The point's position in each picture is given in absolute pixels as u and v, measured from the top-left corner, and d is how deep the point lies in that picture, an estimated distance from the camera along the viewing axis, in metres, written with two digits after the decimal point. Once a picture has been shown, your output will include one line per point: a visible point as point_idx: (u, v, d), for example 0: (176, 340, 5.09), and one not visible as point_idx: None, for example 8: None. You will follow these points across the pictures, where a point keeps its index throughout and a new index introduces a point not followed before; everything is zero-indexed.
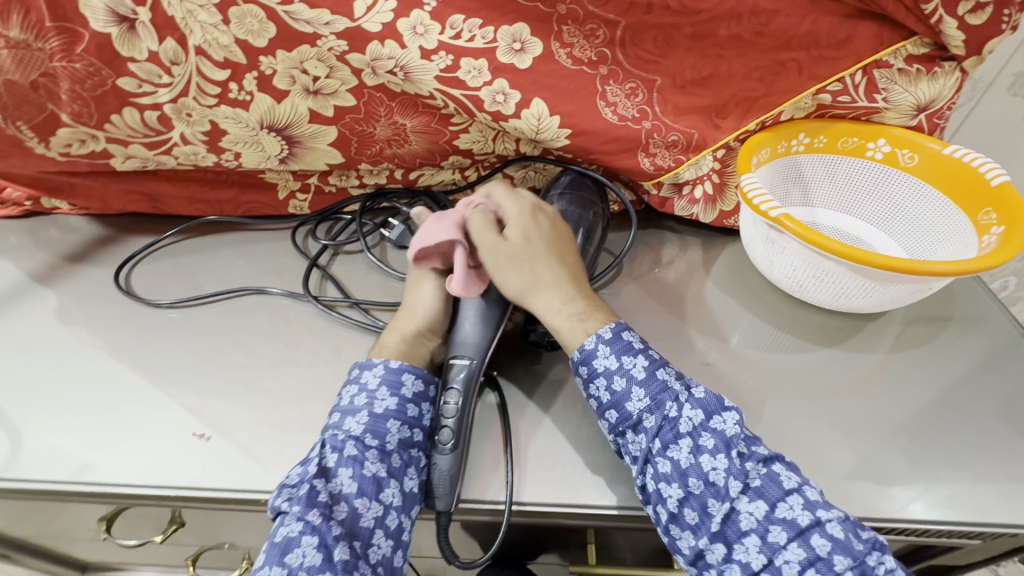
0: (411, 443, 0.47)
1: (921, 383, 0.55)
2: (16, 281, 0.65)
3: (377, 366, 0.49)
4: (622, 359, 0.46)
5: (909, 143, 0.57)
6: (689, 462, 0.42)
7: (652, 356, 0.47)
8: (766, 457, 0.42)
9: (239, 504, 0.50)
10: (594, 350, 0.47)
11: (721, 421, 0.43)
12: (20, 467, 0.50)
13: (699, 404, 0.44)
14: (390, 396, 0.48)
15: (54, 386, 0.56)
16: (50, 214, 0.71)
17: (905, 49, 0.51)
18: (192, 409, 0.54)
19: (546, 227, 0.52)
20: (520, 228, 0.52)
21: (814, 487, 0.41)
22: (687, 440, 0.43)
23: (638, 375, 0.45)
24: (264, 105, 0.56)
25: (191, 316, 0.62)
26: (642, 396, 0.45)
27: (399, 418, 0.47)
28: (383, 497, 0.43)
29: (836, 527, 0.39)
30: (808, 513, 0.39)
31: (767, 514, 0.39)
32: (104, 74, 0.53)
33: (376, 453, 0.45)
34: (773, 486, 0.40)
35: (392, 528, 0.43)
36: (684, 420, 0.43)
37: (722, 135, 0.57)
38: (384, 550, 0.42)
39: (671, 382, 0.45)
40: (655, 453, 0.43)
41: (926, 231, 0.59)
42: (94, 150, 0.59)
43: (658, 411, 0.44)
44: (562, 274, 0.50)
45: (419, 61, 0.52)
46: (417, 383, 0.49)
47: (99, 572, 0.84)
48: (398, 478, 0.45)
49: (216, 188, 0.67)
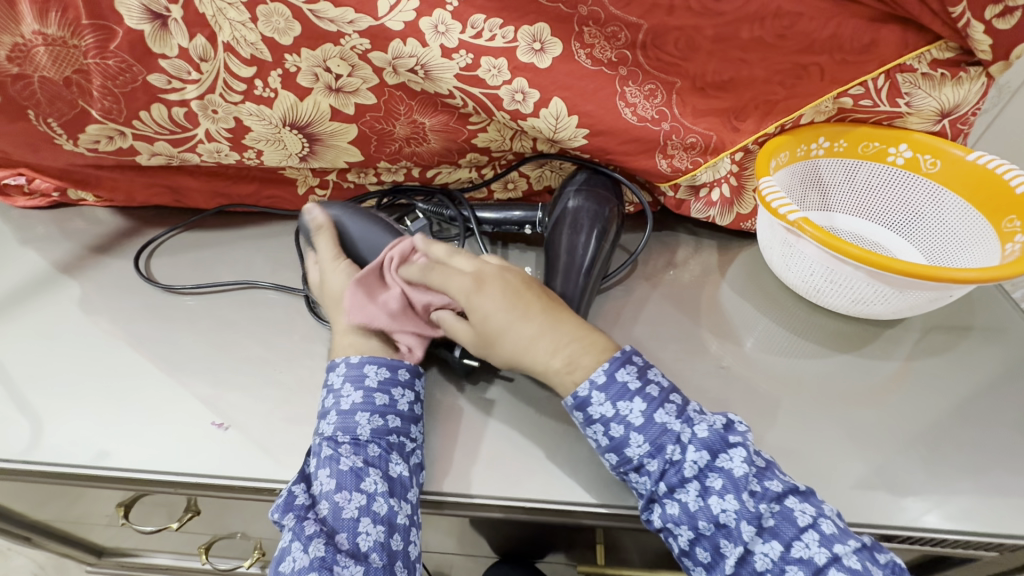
0: (386, 430, 0.47)
1: (938, 392, 0.54)
2: (43, 269, 0.66)
3: (339, 365, 0.50)
4: (617, 406, 0.45)
5: (932, 148, 0.57)
6: (698, 505, 0.41)
7: (649, 396, 0.45)
8: (779, 494, 0.42)
9: (253, 494, 0.51)
10: (589, 398, 0.45)
11: (728, 459, 0.42)
12: (44, 451, 0.52)
13: (703, 445, 0.43)
14: (355, 390, 0.48)
15: (75, 373, 0.57)
16: (76, 205, 0.73)
17: (929, 53, 0.51)
18: (209, 399, 0.55)
19: (502, 291, 0.49)
20: (475, 305, 0.49)
21: (830, 517, 0.41)
22: (693, 483, 0.42)
23: (636, 422, 0.44)
24: (287, 102, 0.57)
25: (210, 309, 0.63)
26: (642, 442, 0.44)
27: (367, 409, 0.47)
28: (364, 486, 0.44)
29: (853, 560, 0.39)
30: (825, 550, 0.39)
31: (783, 554, 0.40)
32: (135, 71, 0.54)
33: (349, 447, 0.45)
34: (787, 524, 0.40)
35: (380, 513, 0.43)
36: (689, 463, 0.42)
37: (741, 137, 0.56)
38: (374, 536, 0.43)
39: (671, 423, 0.44)
40: (662, 495, 0.43)
41: (948, 237, 0.59)
42: (121, 146, 0.61)
43: (660, 455, 0.43)
44: (535, 331, 0.48)
45: (440, 59, 0.52)
46: (381, 372, 0.49)
47: (113, 557, 0.86)
48: (378, 466, 0.45)
49: (237, 183, 0.68)
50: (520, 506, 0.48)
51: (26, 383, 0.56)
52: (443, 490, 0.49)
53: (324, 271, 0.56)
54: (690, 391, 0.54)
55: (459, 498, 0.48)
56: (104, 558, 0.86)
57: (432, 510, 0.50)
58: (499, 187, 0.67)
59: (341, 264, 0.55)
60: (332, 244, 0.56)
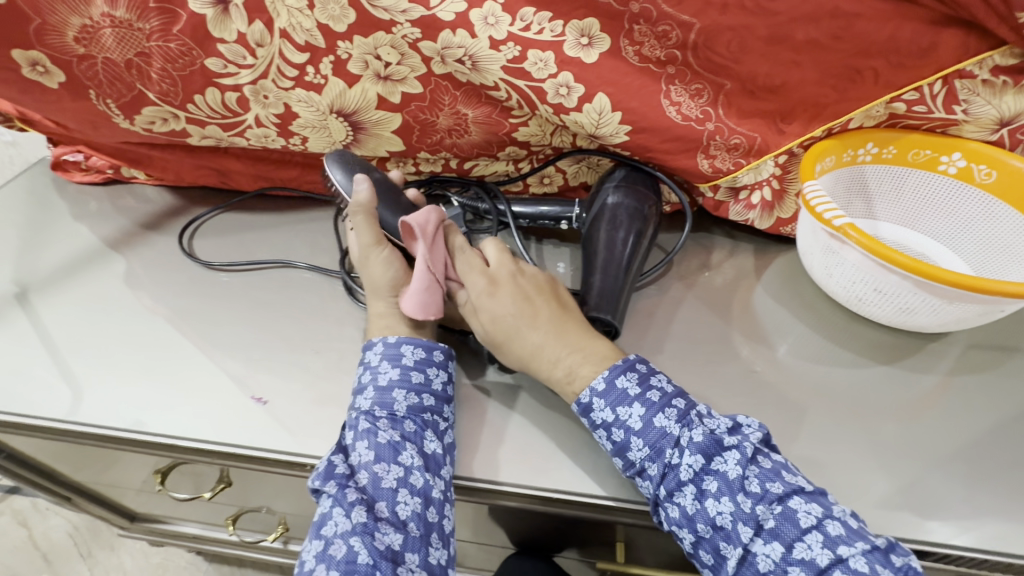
0: (422, 407, 0.48)
1: (979, 411, 0.52)
2: (94, 243, 0.70)
3: (376, 345, 0.51)
4: (617, 411, 0.45)
5: (987, 158, 0.54)
6: (695, 508, 0.41)
7: (649, 400, 0.45)
8: (781, 495, 0.40)
9: (283, 467, 0.53)
10: (590, 404, 0.46)
11: (723, 462, 0.42)
12: (89, 416, 0.54)
13: (698, 449, 0.42)
14: (392, 368, 0.49)
15: (122, 343, 0.60)
16: (128, 182, 0.77)
17: (992, 59, 0.49)
18: (243, 375, 0.57)
19: (508, 303, 0.49)
20: (486, 311, 0.50)
21: (838, 519, 0.39)
22: (690, 486, 0.42)
23: (635, 426, 0.44)
24: (336, 89, 0.59)
25: (246, 289, 0.65)
26: (641, 446, 0.44)
27: (404, 386, 0.48)
28: (402, 459, 0.45)
29: (859, 562, 0.37)
30: (828, 551, 0.38)
31: (784, 555, 0.38)
32: (195, 55, 0.56)
33: (386, 422, 0.46)
34: (788, 526, 0.39)
35: (417, 486, 0.44)
36: (685, 467, 0.42)
37: (786, 140, 0.56)
38: (412, 507, 0.43)
39: (669, 428, 0.43)
40: (663, 499, 0.43)
41: (999, 250, 0.56)
42: (174, 128, 0.63)
43: (659, 459, 0.43)
44: (538, 340, 0.48)
45: (487, 51, 0.53)
46: (417, 352, 0.50)
47: (145, 523, 0.89)
48: (415, 441, 0.46)
49: (281, 168, 0.70)
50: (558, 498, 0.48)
51: (74, 351, 0.59)
52: (474, 476, 0.49)
53: (366, 255, 0.54)
54: (719, 394, 0.53)
55: (488, 485, 0.49)
56: (136, 523, 0.89)
57: (466, 495, 0.50)
58: (535, 181, 0.67)
59: (380, 252, 0.54)
60: (372, 228, 0.54)
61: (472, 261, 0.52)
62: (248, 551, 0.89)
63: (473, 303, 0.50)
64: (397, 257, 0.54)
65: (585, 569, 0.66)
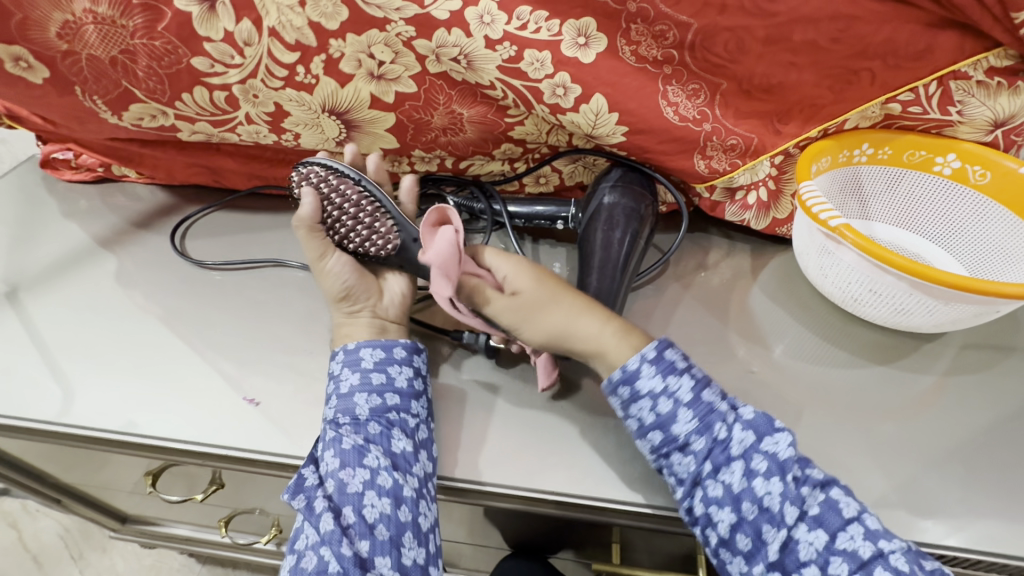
0: (385, 408, 0.47)
1: (974, 410, 0.53)
2: (84, 242, 0.69)
3: (338, 354, 0.51)
4: (667, 380, 0.45)
5: (983, 160, 0.54)
6: (742, 486, 0.41)
7: (696, 375, 0.45)
8: (823, 482, 0.41)
9: (277, 470, 0.52)
10: (638, 371, 0.45)
11: (774, 442, 0.42)
12: (78, 418, 0.54)
13: (748, 426, 0.43)
14: (352, 373, 0.49)
15: (113, 343, 0.59)
16: (118, 180, 0.76)
17: (986, 61, 0.49)
18: (235, 377, 0.56)
19: (548, 271, 0.50)
20: (527, 275, 0.49)
21: (874, 514, 0.40)
22: (738, 462, 0.42)
23: (684, 398, 0.44)
24: (328, 88, 0.58)
25: (240, 288, 0.64)
26: (690, 418, 0.44)
27: (365, 389, 0.48)
28: (367, 462, 0.44)
29: (899, 558, 0.38)
30: (870, 544, 0.38)
31: (828, 544, 0.39)
32: (180, 52, 0.55)
33: (349, 427, 0.46)
34: (832, 514, 0.40)
35: (384, 487, 0.44)
36: (735, 442, 0.42)
37: (783, 140, 0.56)
38: (380, 508, 0.43)
39: (717, 403, 0.44)
40: (705, 477, 0.42)
41: (994, 249, 0.57)
42: (163, 124, 0.63)
43: (707, 433, 0.43)
44: (586, 300, 0.49)
45: (483, 51, 0.53)
46: (376, 353, 0.50)
47: (136, 525, 0.88)
48: (380, 442, 0.46)
49: (275, 166, 0.70)
50: (547, 499, 0.48)
51: (62, 353, 0.58)
52: (455, 476, 0.49)
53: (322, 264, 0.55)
54: None
55: (472, 486, 0.49)
56: (127, 525, 0.89)
57: (451, 495, 0.50)
58: (530, 181, 0.67)
59: (330, 262, 0.55)
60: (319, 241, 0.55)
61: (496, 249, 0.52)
62: (242, 553, 0.88)
63: (510, 273, 0.49)
64: (344, 264, 0.55)
65: (582, 570, 0.66)
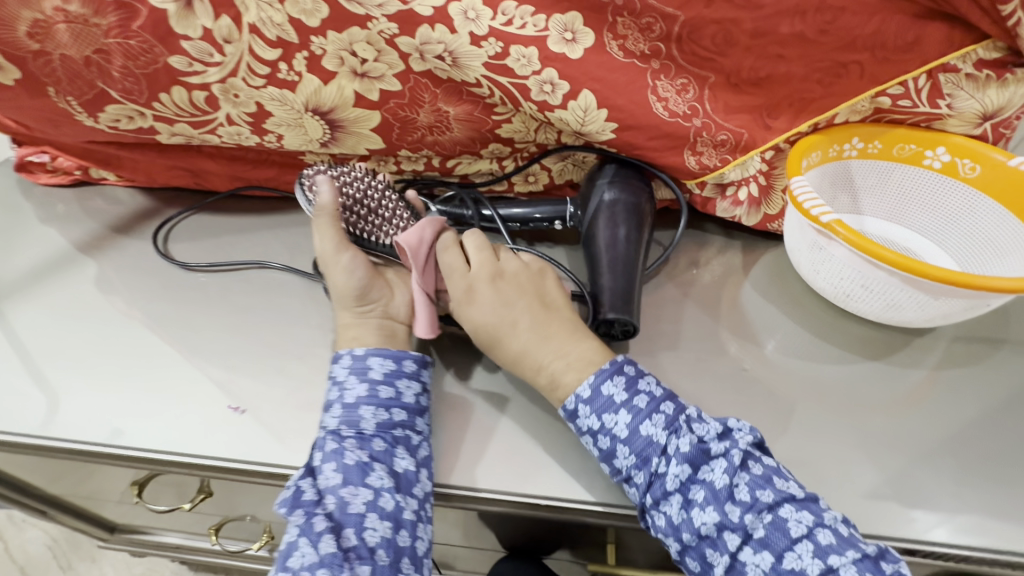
0: (391, 424, 0.47)
1: (965, 402, 0.53)
2: (63, 247, 0.67)
3: (343, 358, 0.49)
4: (603, 418, 0.44)
5: (972, 153, 0.55)
6: (681, 517, 0.41)
7: (636, 407, 0.44)
8: (771, 503, 0.40)
9: (266, 478, 0.51)
10: (576, 411, 0.46)
11: (710, 471, 0.41)
12: (60, 429, 0.52)
13: (685, 458, 0.42)
14: (359, 383, 0.48)
15: (94, 350, 0.58)
16: (97, 184, 0.74)
17: (975, 53, 0.49)
18: (222, 383, 0.55)
19: (490, 309, 0.49)
20: (469, 318, 0.50)
21: (830, 527, 0.39)
22: (676, 495, 0.41)
23: (621, 434, 0.44)
24: (310, 87, 0.57)
25: (224, 293, 0.63)
26: (628, 454, 0.43)
27: (372, 403, 0.47)
28: (371, 481, 0.44)
29: (850, 571, 0.37)
30: (818, 562, 0.38)
31: (774, 565, 0.38)
32: (157, 52, 0.54)
33: (353, 441, 0.45)
34: (778, 535, 0.39)
35: (387, 509, 0.43)
36: (671, 476, 0.42)
37: (772, 135, 0.55)
38: (380, 532, 0.42)
39: (657, 436, 0.43)
40: (649, 507, 0.43)
41: (983, 241, 0.57)
42: (141, 126, 0.61)
43: (645, 467, 0.43)
44: (524, 345, 0.48)
45: (468, 47, 0.52)
46: (386, 364, 0.49)
47: (125, 534, 0.87)
48: (384, 460, 0.45)
49: (257, 167, 0.68)
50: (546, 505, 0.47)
51: (43, 361, 0.57)
52: (450, 483, 0.48)
53: (332, 261, 0.53)
54: (708, 392, 0.53)
55: (468, 492, 0.48)
56: (116, 535, 0.87)
57: (444, 501, 0.49)
58: (519, 180, 0.65)
59: (343, 257, 0.53)
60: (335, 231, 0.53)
61: (451, 265, 0.51)
62: (234, 560, 0.87)
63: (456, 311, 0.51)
64: (358, 262, 0.53)
65: (578, 570, 0.65)
